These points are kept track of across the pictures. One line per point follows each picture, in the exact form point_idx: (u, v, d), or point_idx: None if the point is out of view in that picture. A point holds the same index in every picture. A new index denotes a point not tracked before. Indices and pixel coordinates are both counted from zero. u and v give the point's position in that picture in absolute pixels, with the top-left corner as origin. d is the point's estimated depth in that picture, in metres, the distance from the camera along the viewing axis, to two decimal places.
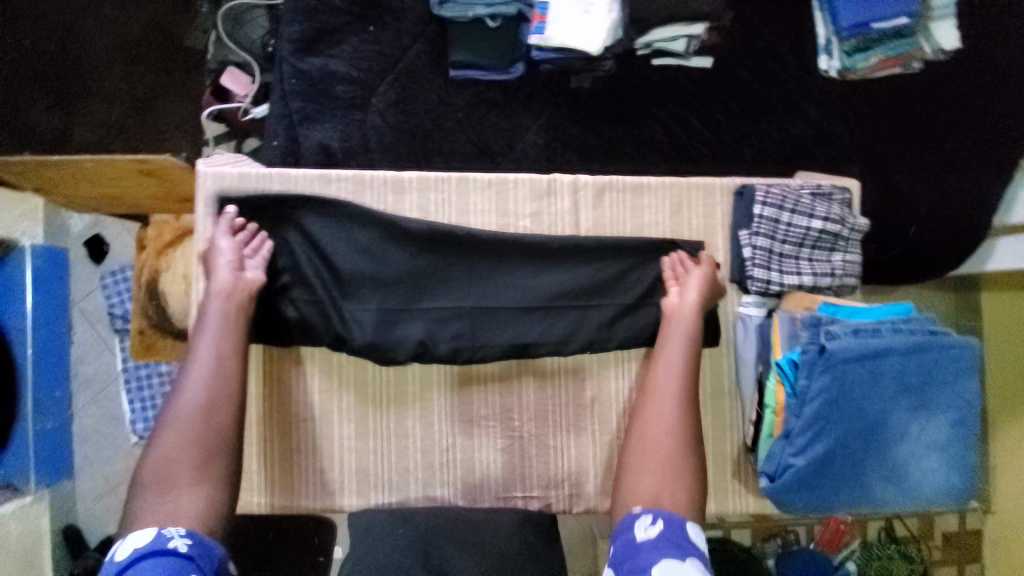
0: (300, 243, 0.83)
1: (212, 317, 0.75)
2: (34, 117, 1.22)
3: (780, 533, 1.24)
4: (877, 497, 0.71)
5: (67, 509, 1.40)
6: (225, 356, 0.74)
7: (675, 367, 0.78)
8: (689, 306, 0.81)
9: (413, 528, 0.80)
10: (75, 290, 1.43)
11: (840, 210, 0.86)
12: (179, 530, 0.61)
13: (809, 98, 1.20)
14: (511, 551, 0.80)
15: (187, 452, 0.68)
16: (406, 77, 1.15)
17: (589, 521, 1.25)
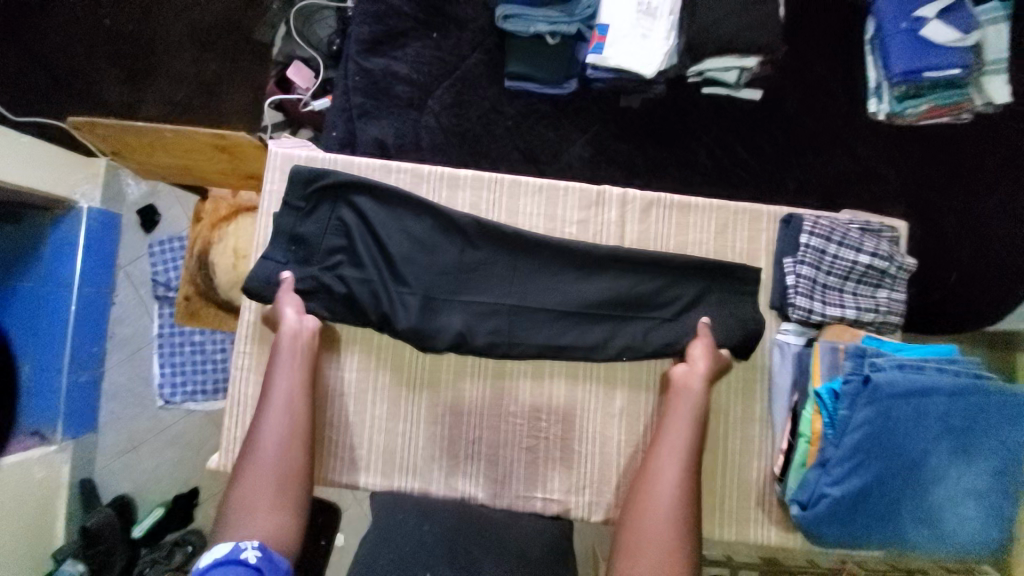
0: (357, 225, 0.87)
1: (282, 361, 0.82)
2: (115, 93, 1.40)
3: None
4: (908, 539, 0.70)
5: (87, 463, 1.44)
6: (297, 412, 0.80)
7: (677, 446, 0.79)
8: (697, 379, 0.81)
9: (438, 526, 0.78)
10: (123, 253, 1.50)
11: (888, 247, 0.87)
12: (251, 543, 0.67)
13: (855, 138, 1.21)
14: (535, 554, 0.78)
15: (264, 485, 0.75)
16: (464, 83, 1.20)
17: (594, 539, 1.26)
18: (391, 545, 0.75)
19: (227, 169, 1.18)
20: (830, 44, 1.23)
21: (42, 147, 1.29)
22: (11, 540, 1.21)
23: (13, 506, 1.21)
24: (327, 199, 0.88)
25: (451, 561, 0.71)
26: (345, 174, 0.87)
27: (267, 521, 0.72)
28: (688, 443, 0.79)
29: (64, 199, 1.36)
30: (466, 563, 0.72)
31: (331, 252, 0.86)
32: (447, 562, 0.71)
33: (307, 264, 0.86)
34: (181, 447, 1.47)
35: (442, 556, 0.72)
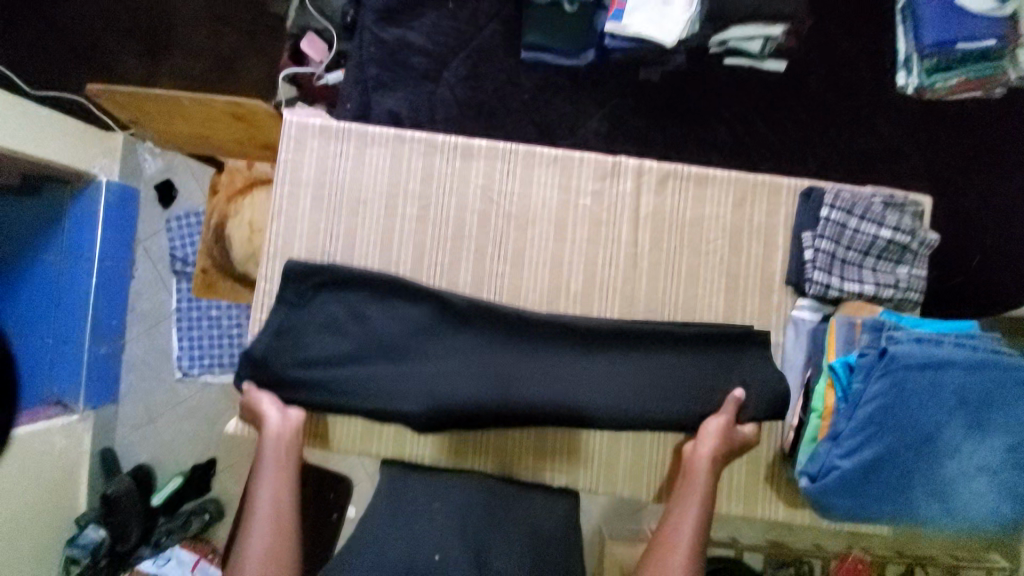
0: (353, 323, 0.87)
1: (269, 465, 0.83)
2: (132, 66, 1.40)
3: (796, 562, 1.17)
4: (917, 512, 0.70)
5: (108, 433, 1.49)
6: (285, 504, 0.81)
7: (685, 539, 0.77)
8: (702, 459, 0.80)
9: (449, 504, 0.82)
10: (141, 229, 1.53)
11: (911, 222, 0.84)
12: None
13: (881, 113, 1.17)
14: (545, 536, 0.82)
15: None
16: (480, 54, 1.18)
17: (597, 521, 1.30)
18: (408, 518, 0.80)
19: (245, 140, 1.19)
20: (862, 15, 1.17)
21: (63, 120, 1.32)
22: (32, 506, 1.26)
23: (33, 473, 1.26)
24: (321, 293, 0.88)
25: (461, 535, 0.78)
26: (342, 267, 0.87)
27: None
28: (696, 537, 0.77)
29: (84, 173, 1.38)
30: (476, 541, 0.78)
31: (323, 361, 0.86)
32: (459, 539, 0.77)
33: (305, 366, 0.86)
34: (198, 419, 1.52)
35: (452, 529, 0.78)
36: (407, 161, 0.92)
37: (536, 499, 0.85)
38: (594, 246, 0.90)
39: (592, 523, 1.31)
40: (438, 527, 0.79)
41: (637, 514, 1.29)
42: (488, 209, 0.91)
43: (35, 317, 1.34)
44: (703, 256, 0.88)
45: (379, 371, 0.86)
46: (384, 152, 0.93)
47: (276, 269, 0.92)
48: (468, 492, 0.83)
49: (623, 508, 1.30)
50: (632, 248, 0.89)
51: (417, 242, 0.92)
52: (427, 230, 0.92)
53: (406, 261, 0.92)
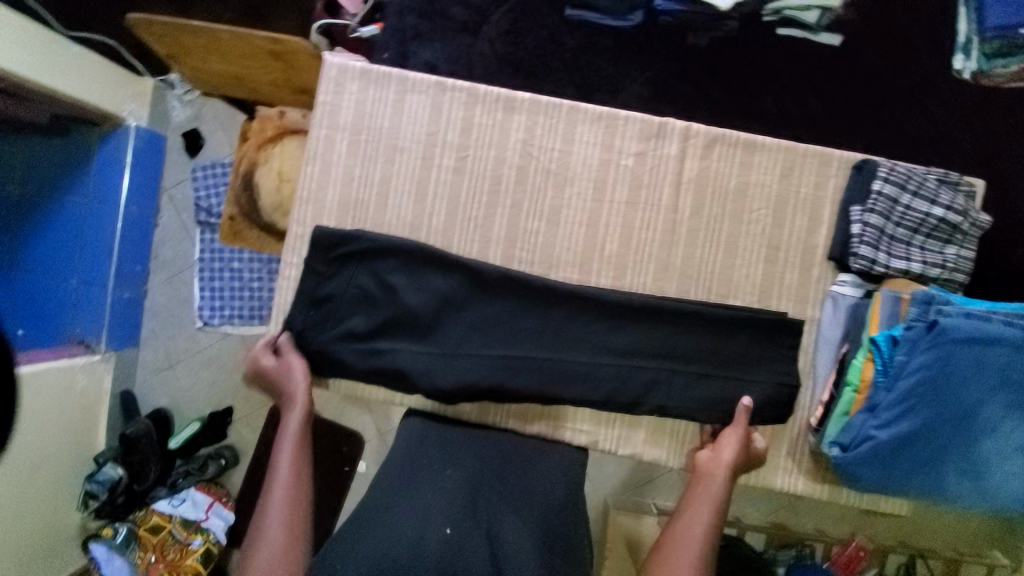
0: (380, 292, 0.88)
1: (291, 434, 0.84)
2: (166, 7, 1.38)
3: (797, 544, 1.19)
4: (948, 488, 0.69)
5: (127, 376, 1.51)
6: (302, 479, 0.81)
7: (694, 539, 0.78)
8: (720, 467, 0.80)
9: (461, 472, 0.82)
10: (167, 177, 1.53)
11: (964, 201, 0.82)
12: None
13: (934, 95, 1.11)
14: (555, 505, 0.83)
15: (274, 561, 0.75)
16: (523, 8, 1.14)
17: (603, 491, 1.32)
18: (415, 492, 0.79)
19: (282, 80, 1.17)
20: None
21: (95, 59, 1.30)
22: (53, 442, 1.28)
23: (56, 410, 1.28)
24: (348, 266, 0.88)
25: (473, 518, 0.76)
26: (370, 239, 0.87)
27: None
28: (706, 540, 0.78)
29: (112, 116, 1.37)
30: (486, 516, 0.77)
31: (352, 337, 0.87)
32: (469, 516, 0.76)
33: (334, 343, 0.87)
34: (217, 367, 1.53)
35: (463, 508, 0.76)
36: (446, 110, 0.90)
37: (554, 456, 0.88)
38: (633, 209, 0.88)
39: (598, 493, 1.32)
40: (450, 501, 0.77)
41: (641, 489, 1.32)
42: (526, 164, 0.89)
43: (59, 258, 1.35)
44: (744, 226, 0.86)
45: (405, 346, 0.87)
46: (424, 100, 0.91)
47: (309, 214, 0.91)
48: (480, 457, 0.84)
49: (630, 480, 1.31)
50: (672, 213, 0.87)
51: (452, 194, 0.90)
52: (463, 183, 0.90)
53: (438, 213, 0.90)
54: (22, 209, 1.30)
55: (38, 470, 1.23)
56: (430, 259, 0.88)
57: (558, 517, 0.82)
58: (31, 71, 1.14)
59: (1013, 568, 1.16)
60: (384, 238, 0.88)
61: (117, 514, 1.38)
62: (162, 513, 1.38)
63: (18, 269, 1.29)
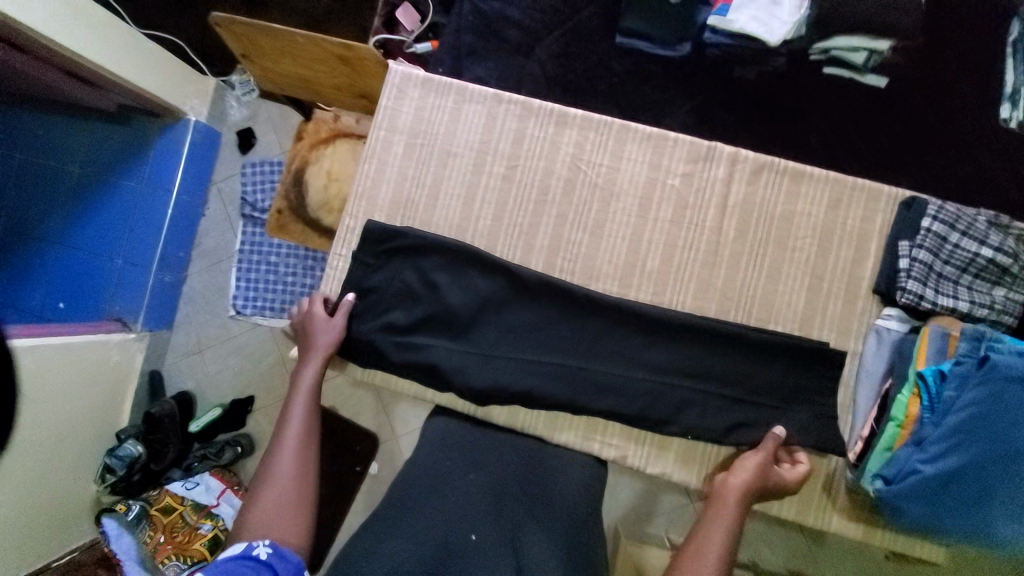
0: (422, 289, 0.90)
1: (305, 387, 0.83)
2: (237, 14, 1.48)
3: None
4: (1001, 535, 0.67)
5: (157, 357, 1.52)
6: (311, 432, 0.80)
7: (711, 554, 0.69)
8: (733, 490, 0.75)
9: (484, 477, 0.79)
10: (218, 170, 1.58)
11: (1015, 243, 0.81)
12: (264, 539, 0.67)
13: (982, 142, 1.10)
14: (575, 517, 0.80)
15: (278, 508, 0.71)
16: (575, 35, 1.19)
17: (614, 518, 1.28)
18: (439, 493, 0.76)
19: (346, 83, 1.24)
20: (981, 36, 1.11)
21: (170, 62, 1.37)
22: (82, 411, 1.28)
23: (84, 380, 1.28)
24: (394, 261, 0.91)
25: (496, 524, 0.72)
26: (416, 237, 0.90)
27: (285, 526, 0.70)
28: (721, 561, 0.69)
29: (175, 110, 1.41)
30: (510, 524, 0.73)
31: (392, 331, 0.89)
32: (494, 525, 0.72)
33: (372, 335, 0.89)
34: (243, 356, 1.55)
35: (487, 513, 0.73)
36: (500, 121, 0.94)
37: (574, 467, 0.88)
38: (676, 228, 0.89)
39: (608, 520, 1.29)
40: (474, 506, 0.74)
41: (652, 521, 1.28)
42: (574, 177, 0.92)
43: (106, 238, 1.37)
44: (787, 253, 0.87)
45: (440, 345, 0.89)
46: (480, 110, 0.95)
47: (361, 210, 0.95)
48: (505, 466, 0.82)
49: (642, 510, 1.29)
50: (715, 235, 0.88)
51: (499, 201, 0.93)
52: (511, 190, 0.93)
53: (485, 217, 0.93)
54: (77, 188, 1.33)
55: (63, 440, 1.23)
56: (473, 262, 0.90)
57: (580, 530, 0.78)
58: (103, 57, 1.19)
59: None
60: (430, 236, 0.90)
61: (131, 491, 1.38)
62: (174, 494, 1.37)
63: (62, 247, 1.31)
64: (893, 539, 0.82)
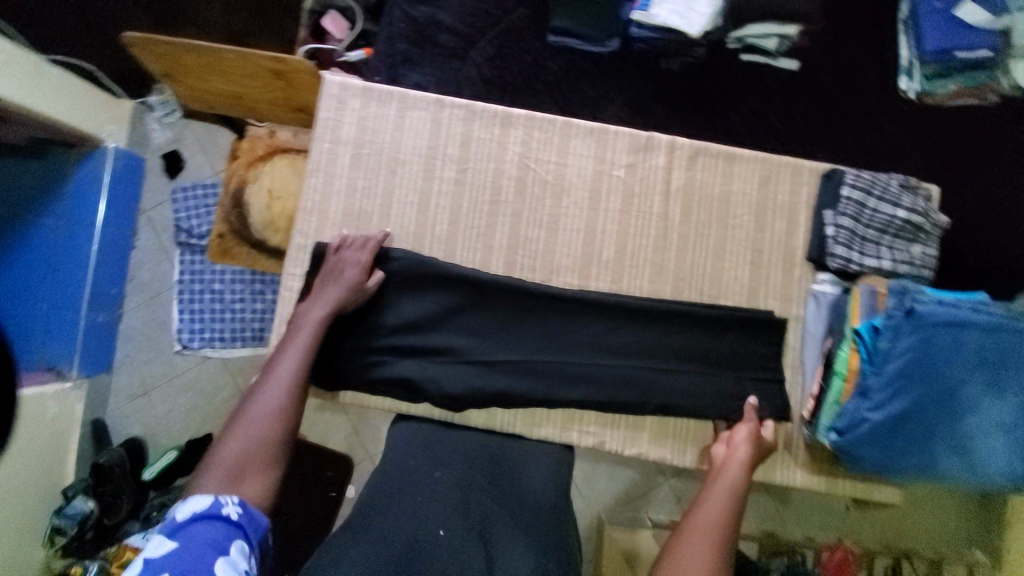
0: (381, 302, 0.89)
1: (309, 328, 0.81)
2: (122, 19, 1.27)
3: (790, 551, 1.22)
4: (938, 465, 0.76)
5: (98, 404, 1.40)
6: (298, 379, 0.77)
7: (713, 518, 0.73)
8: (735, 465, 0.79)
9: (450, 473, 0.79)
10: (146, 198, 1.46)
11: (924, 203, 0.90)
12: (232, 497, 0.64)
13: (886, 114, 1.21)
14: (548, 505, 0.81)
15: (252, 449, 0.69)
16: (508, 37, 1.20)
17: (598, 506, 1.32)
18: (404, 497, 0.74)
19: (281, 96, 1.18)
20: (873, 19, 1.22)
21: (77, 82, 1.25)
22: (24, 471, 1.17)
23: (28, 437, 1.18)
24: None
25: (464, 518, 0.71)
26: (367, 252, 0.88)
27: (252, 469, 0.68)
28: (723, 527, 0.73)
29: (91, 138, 1.31)
30: (479, 516, 0.73)
31: (356, 350, 0.88)
32: (461, 518, 0.71)
33: (333, 357, 0.87)
34: (195, 393, 1.44)
35: (453, 508, 0.72)
36: (445, 125, 0.94)
37: (539, 454, 0.90)
38: (626, 216, 0.93)
39: (592, 509, 1.33)
40: (445, 494, 0.74)
41: (635, 505, 1.33)
42: (524, 175, 0.94)
43: (27, 278, 1.27)
44: (729, 232, 0.92)
45: (407, 360, 0.88)
46: (424, 116, 0.94)
47: (312, 227, 0.93)
48: (471, 462, 0.83)
49: (624, 496, 1.33)
50: (662, 220, 0.93)
51: (453, 206, 0.93)
52: (464, 193, 0.93)
53: (441, 222, 0.93)
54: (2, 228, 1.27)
55: (8, 501, 1.12)
56: (431, 272, 0.89)
57: (555, 518, 0.79)
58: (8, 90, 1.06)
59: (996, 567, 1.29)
60: (390, 251, 0.90)
61: (84, 551, 1.25)
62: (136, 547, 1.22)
63: None
64: (852, 484, 0.90)
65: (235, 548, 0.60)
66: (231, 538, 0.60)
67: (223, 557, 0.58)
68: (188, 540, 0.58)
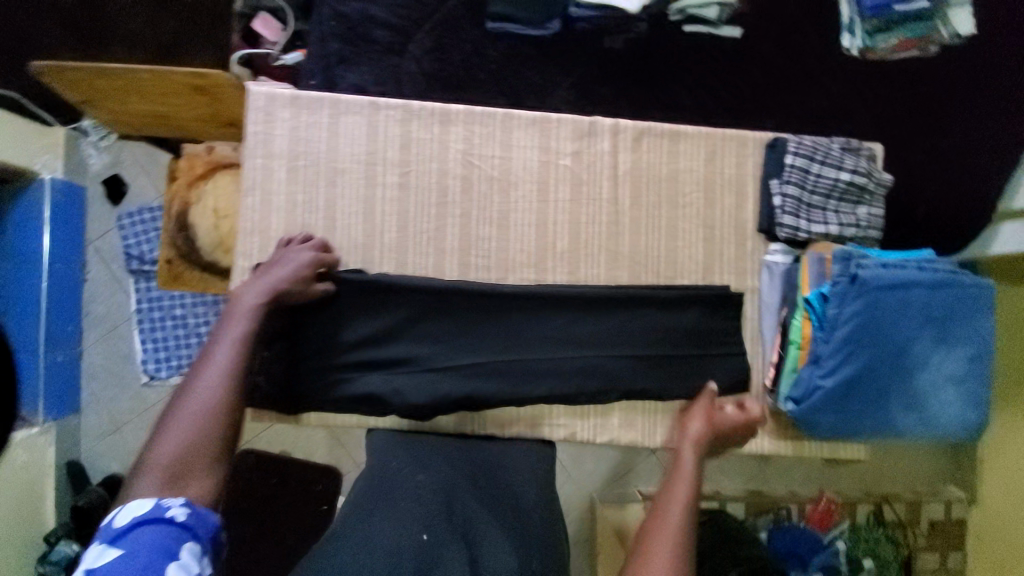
0: (335, 318, 0.87)
1: (245, 314, 0.76)
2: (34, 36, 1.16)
3: (773, 508, 1.32)
4: (895, 422, 0.79)
5: (71, 445, 1.35)
6: (239, 367, 0.72)
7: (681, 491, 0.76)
8: (692, 440, 0.82)
9: (434, 474, 0.80)
10: (92, 228, 1.39)
11: (867, 164, 0.91)
12: (177, 499, 0.61)
13: (829, 74, 1.20)
14: (528, 501, 0.82)
15: (189, 444, 0.65)
16: (444, 27, 1.15)
17: (588, 488, 1.34)
18: (389, 505, 0.74)
19: (210, 111, 1.13)
20: None
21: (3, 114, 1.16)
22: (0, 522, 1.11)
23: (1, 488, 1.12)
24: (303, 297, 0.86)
25: (448, 521, 0.73)
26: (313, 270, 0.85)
27: (191, 465, 0.64)
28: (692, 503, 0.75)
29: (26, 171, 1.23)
30: (463, 519, 0.74)
31: (316, 371, 0.86)
32: (445, 522, 0.73)
33: (292, 381, 0.85)
34: None
35: (436, 512, 0.74)
36: (382, 128, 0.91)
37: (518, 454, 0.88)
38: (577, 205, 0.92)
39: (583, 491, 1.35)
40: (428, 501, 0.75)
41: (624, 480, 1.35)
42: (469, 173, 0.91)
43: None
44: (680, 210, 0.92)
45: (370, 375, 0.87)
46: (359, 121, 0.90)
47: (254, 248, 0.89)
48: (452, 463, 0.83)
49: (611, 475, 1.35)
50: (613, 206, 0.92)
51: (400, 211, 0.91)
52: (409, 198, 0.91)
53: (389, 230, 0.90)
54: None
55: None
56: (386, 285, 0.87)
57: (535, 516, 0.80)
58: None
59: (970, 501, 1.37)
60: (332, 262, 0.87)
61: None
62: None
63: None
64: (820, 447, 0.92)
65: (186, 552, 0.59)
66: (178, 543, 0.58)
67: (172, 564, 0.57)
68: (133, 549, 0.57)
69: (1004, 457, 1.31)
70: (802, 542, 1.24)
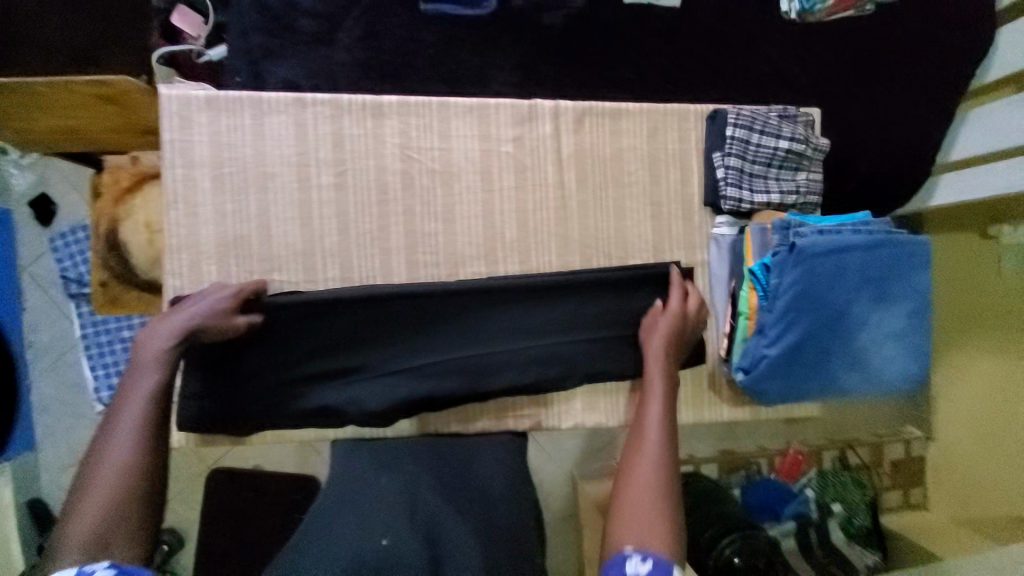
0: (281, 329, 0.83)
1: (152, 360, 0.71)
2: None
3: (745, 465, 1.39)
4: (839, 381, 0.81)
5: (31, 482, 1.28)
6: (156, 413, 0.69)
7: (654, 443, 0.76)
8: (658, 387, 0.82)
9: (400, 475, 0.80)
10: (22, 254, 1.30)
11: (804, 130, 0.92)
12: (101, 562, 0.60)
13: (767, 40, 1.19)
14: (495, 492, 0.83)
15: (109, 507, 0.63)
16: (372, 11, 1.09)
17: (568, 465, 1.37)
18: (353, 504, 0.78)
19: (123, 122, 1.09)
20: None
21: None
22: None
23: None
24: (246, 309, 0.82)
25: (409, 521, 0.75)
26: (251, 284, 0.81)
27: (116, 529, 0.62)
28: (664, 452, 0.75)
29: None
30: (427, 518, 0.77)
31: (264, 387, 0.83)
32: (408, 522, 0.75)
33: (241, 400, 0.82)
34: None
35: (397, 517, 0.76)
36: (311, 127, 0.86)
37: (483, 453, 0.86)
38: (523, 192, 0.90)
39: (563, 468, 1.37)
40: (389, 508, 0.77)
41: (603, 454, 1.37)
42: (409, 167, 0.88)
43: None
44: (626, 190, 0.91)
45: (324, 386, 0.84)
46: (285, 120, 0.86)
47: (186, 264, 0.85)
48: (417, 462, 0.83)
49: (588, 451, 1.37)
50: (559, 190, 0.90)
51: (340, 212, 0.87)
52: (348, 198, 0.87)
53: (330, 233, 0.87)
54: None
55: None
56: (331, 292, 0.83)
57: (503, 506, 0.82)
58: None
59: (927, 438, 1.46)
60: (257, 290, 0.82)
61: None
62: None
63: None
64: (776, 409, 0.95)
65: None
66: None
67: None
68: None
69: (954, 397, 1.38)
70: (773, 493, 1.34)
